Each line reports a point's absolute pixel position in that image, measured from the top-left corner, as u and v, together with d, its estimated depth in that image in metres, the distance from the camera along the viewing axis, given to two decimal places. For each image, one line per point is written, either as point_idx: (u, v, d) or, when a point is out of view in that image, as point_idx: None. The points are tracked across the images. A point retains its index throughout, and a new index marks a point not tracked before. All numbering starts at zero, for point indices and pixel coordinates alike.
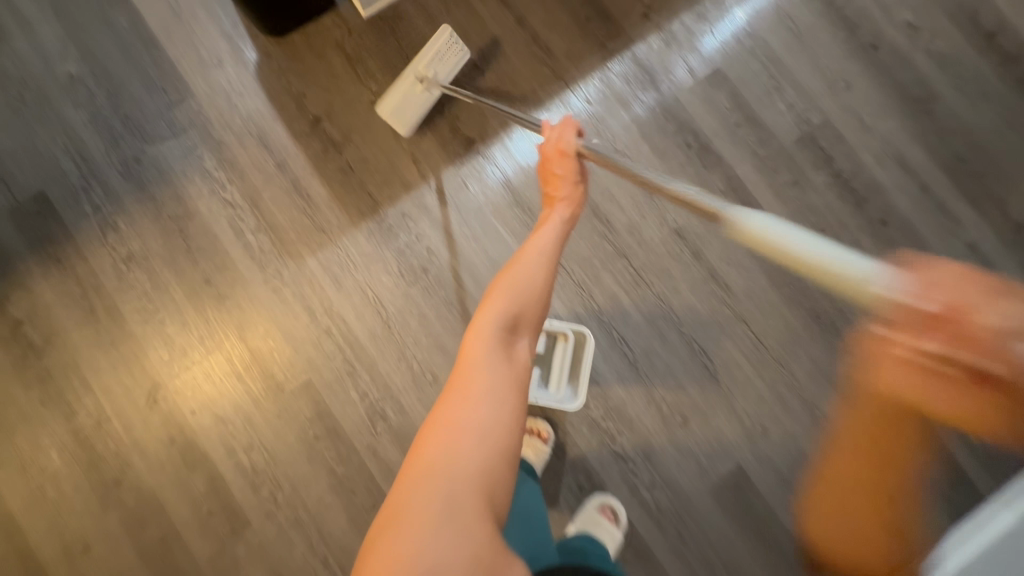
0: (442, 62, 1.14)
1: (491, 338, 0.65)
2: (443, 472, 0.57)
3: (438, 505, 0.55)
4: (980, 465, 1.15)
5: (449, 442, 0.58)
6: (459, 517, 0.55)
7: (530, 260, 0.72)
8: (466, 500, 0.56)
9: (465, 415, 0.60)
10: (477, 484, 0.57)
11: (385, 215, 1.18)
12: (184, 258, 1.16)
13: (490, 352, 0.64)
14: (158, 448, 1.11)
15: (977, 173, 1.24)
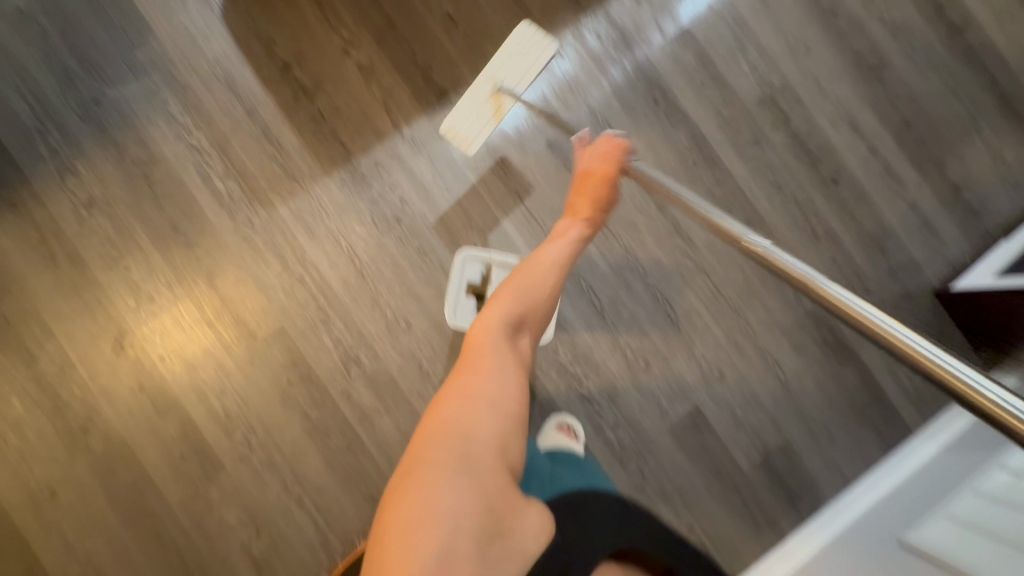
0: (520, 56, 1.13)
1: (500, 333, 0.69)
2: (458, 450, 0.60)
3: (456, 466, 0.58)
4: (912, 405, 1.26)
5: (465, 411, 0.62)
6: (476, 479, 0.58)
7: (542, 265, 0.76)
8: (482, 463, 0.59)
9: (479, 388, 0.64)
10: (491, 451, 0.61)
11: (357, 164, 1.18)
12: (148, 204, 1.14)
13: (500, 342, 0.68)
14: (127, 395, 1.10)
15: (921, 136, 1.33)
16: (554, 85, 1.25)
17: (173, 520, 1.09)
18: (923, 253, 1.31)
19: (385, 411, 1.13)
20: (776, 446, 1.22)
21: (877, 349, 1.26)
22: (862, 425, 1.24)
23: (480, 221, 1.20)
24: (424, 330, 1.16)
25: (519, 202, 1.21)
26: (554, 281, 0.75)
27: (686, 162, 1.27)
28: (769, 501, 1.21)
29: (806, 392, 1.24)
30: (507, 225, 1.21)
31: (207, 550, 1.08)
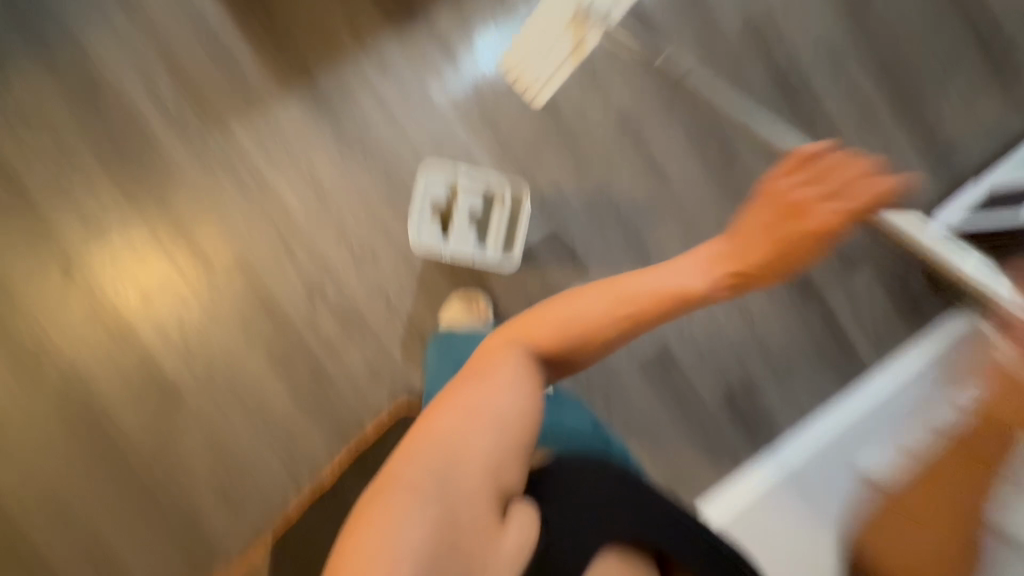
0: None
1: (518, 356, 0.59)
2: (447, 463, 0.50)
3: (431, 495, 0.48)
4: (870, 343, 1.29)
5: (455, 434, 0.52)
6: (456, 504, 0.49)
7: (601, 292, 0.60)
8: (465, 487, 0.50)
9: (480, 409, 0.54)
10: (479, 478, 0.51)
11: (320, 85, 1.11)
12: (91, 121, 1.06)
13: (520, 367, 0.58)
14: (77, 323, 1.05)
15: (898, 76, 1.31)
16: None
17: (134, 451, 1.06)
18: None
19: (352, 344, 1.11)
20: (739, 381, 1.25)
21: (841, 290, 1.29)
22: (822, 361, 1.28)
23: (450, 150, 1.15)
24: (392, 263, 1.13)
25: (491, 130, 1.16)
26: (613, 301, 0.60)
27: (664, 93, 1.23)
28: (730, 434, 1.25)
29: (770, 330, 1.26)
30: (478, 155, 1.16)
31: (171, 481, 1.07)
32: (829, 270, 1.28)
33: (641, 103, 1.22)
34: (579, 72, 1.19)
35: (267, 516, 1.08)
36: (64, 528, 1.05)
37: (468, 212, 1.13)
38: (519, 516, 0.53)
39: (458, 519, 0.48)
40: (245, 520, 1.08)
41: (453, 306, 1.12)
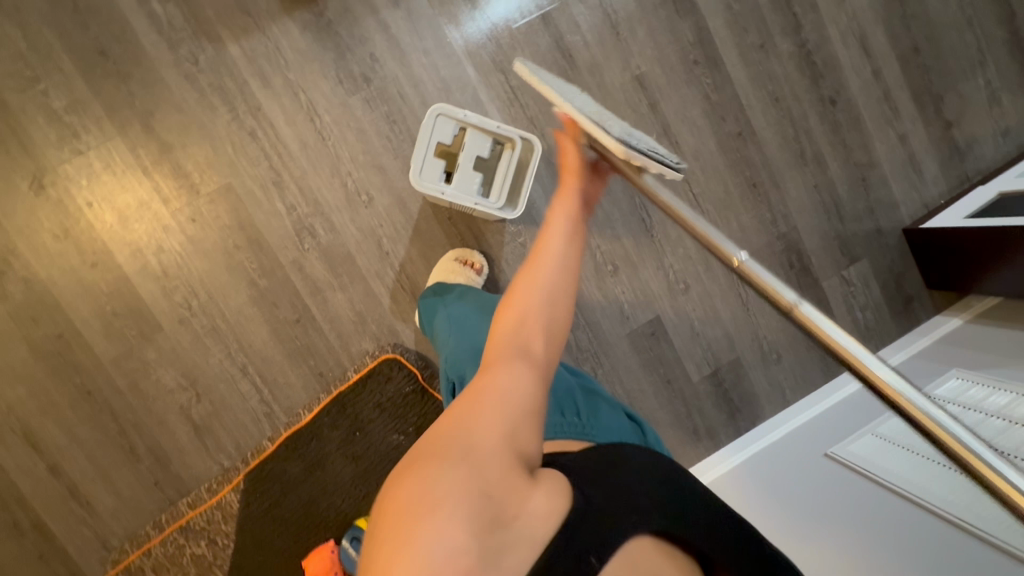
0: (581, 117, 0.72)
1: (512, 346, 0.50)
2: (469, 446, 0.43)
3: (455, 457, 0.42)
4: (859, 336, 1.30)
5: (468, 413, 0.45)
6: (484, 484, 0.42)
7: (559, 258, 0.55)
8: (488, 453, 0.43)
9: (489, 385, 0.47)
10: (502, 443, 0.44)
11: (324, 7, 1.03)
12: (69, 18, 0.97)
13: (527, 348, 0.50)
14: (48, 239, 0.99)
15: (927, 65, 1.27)
16: None
17: (105, 377, 1.03)
18: (902, 191, 1.29)
19: (340, 287, 1.07)
20: (726, 362, 1.25)
21: (838, 279, 1.28)
22: (809, 350, 1.28)
23: (458, 93, 1.09)
24: (387, 208, 1.08)
25: (504, 78, 1.10)
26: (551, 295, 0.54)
27: (687, 58, 1.17)
28: (711, 412, 1.25)
29: (763, 314, 1.25)
30: (488, 103, 1.10)
31: (142, 411, 1.04)
32: (828, 258, 1.27)
33: (661, 63, 1.16)
34: (600, 25, 1.13)
35: (239, 455, 1.06)
36: (27, 448, 1.02)
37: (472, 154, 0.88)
38: (549, 483, 0.46)
39: (485, 480, 0.42)
40: (217, 456, 1.06)
41: (445, 264, 1.08)
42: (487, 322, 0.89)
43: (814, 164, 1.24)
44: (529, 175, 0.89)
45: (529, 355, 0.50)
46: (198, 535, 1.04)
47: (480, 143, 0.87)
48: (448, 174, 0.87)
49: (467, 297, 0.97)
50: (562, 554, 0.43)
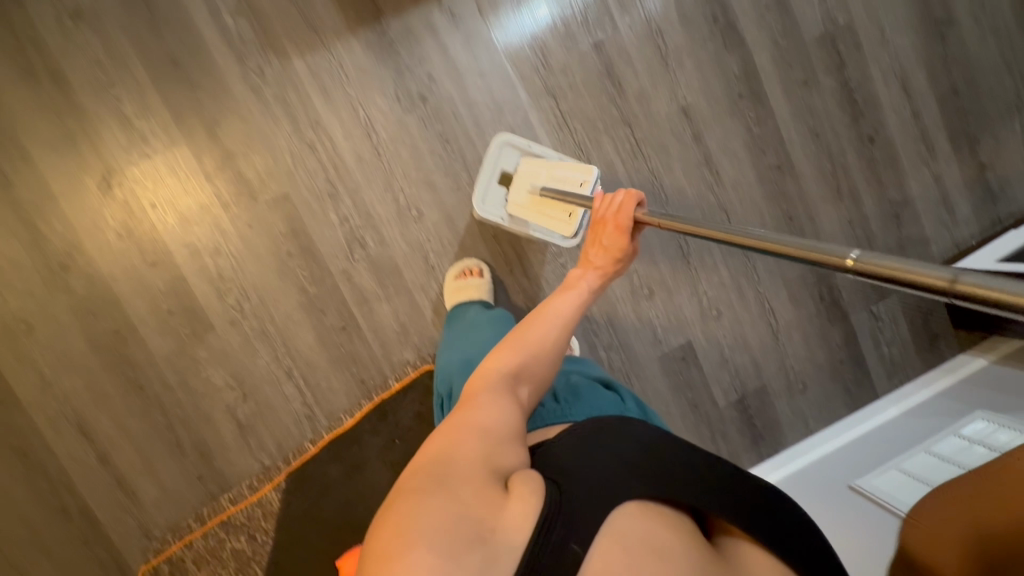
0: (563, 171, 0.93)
1: (500, 379, 0.59)
2: (446, 467, 0.49)
3: (434, 488, 0.47)
4: (882, 369, 1.33)
5: (446, 443, 0.51)
6: (459, 498, 0.46)
7: (550, 323, 0.65)
8: (463, 471, 0.48)
9: (466, 420, 0.54)
10: (478, 467, 0.49)
11: (387, 27, 1.07)
12: (146, 28, 1.01)
13: (500, 389, 0.58)
14: (112, 238, 1.03)
15: (965, 108, 1.30)
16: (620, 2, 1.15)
17: (156, 372, 1.06)
18: (934, 230, 1.32)
19: (385, 298, 1.11)
20: (753, 388, 1.27)
21: (866, 313, 1.31)
22: (834, 381, 1.31)
23: (510, 116, 1.12)
24: (435, 223, 1.11)
25: (554, 103, 1.14)
26: (538, 351, 0.63)
27: (732, 91, 1.20)
28: (735, 437, 1.27)
29: (792, 343, 1.28)
30: (538, 126, 1.13)
31: (190, 407, 1.07)
32: (857, 292, 1.30)
33: (706, 95, 1.19)
34: (650, 55, 1.16)
35: (280, 455, 1.09)
36: (79, 437, 1.04)
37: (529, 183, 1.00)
38: (526, 485, 0.48)
39: (460, 502, 0.46)
40: (259, 455, 1.09)
41: (450, 286, 1.10)
42: (480, 335, 0.93)
43: (849, 199, 1.27)
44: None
45: (503, 393, 0.58)
46: (238, 530, 1.07)
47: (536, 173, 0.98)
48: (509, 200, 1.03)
49: (466, 316, 1.02)
50: (541, 550, 0.45)
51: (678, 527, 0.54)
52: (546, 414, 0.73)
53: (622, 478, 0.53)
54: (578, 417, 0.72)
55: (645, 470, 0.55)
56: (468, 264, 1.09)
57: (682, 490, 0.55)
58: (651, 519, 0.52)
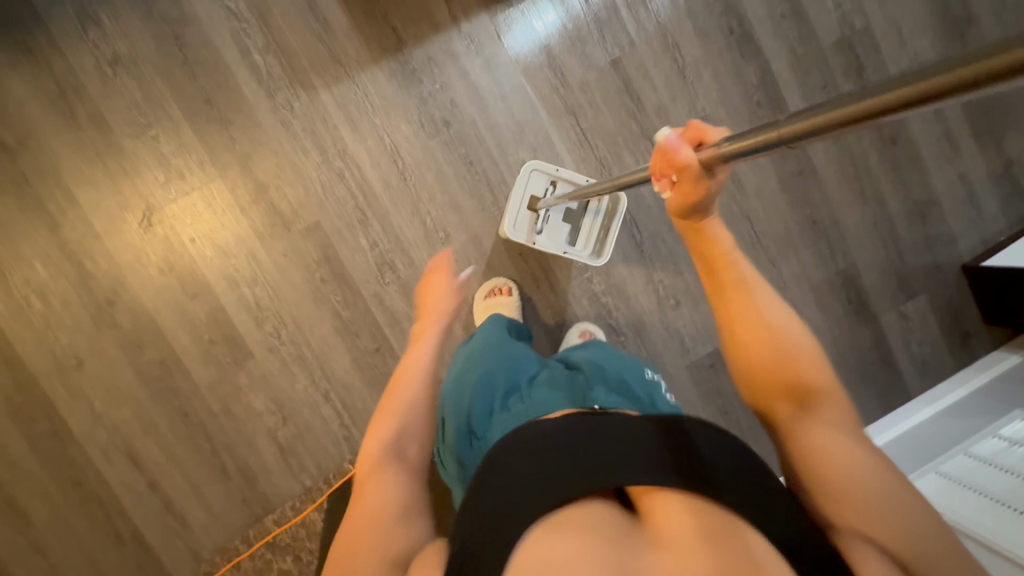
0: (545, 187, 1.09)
1: (380, 455, 0.59)
2: None
3: None
4: (914, 370, 1.31)
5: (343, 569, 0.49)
6: None
7: (414, 379, 0.67)
8: None
9: (354, 519, 0.53)
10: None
11: (409, 57, 1.10)
12: (179, 69, 1.05)
13: (382, 466, 0.58)
14: (154, 272, 1.07)
15: (989, 104, 1.29)
16: (636, 20, 1.16)
17: (200, 400, 1.09)
18: (961, 226, 1.31)
19: (416, 319, 1.13)
20: None
21: (896, 314, 1.30)
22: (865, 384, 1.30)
23: (531, 135, 1.14)
24: (462, 244, 1.14)
25: (575, 121, 1.15)
26: (412, 405, 0.65)
27: (750, 99, 1.20)
28: (767, 443, 1.27)
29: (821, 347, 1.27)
30: (559, 144, 1.15)
31: (233, 432, 1.11)
32: (886, 293, 1.29)
33: (725, 105, 1.20)
34: (667, 68, 1.18)
35: (321, 475, 1.12)
36: (129, 465, 1.08)
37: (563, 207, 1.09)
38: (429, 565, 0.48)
39: None
40: (300, 476, 1.12)
41: (479, 305, 1.12)
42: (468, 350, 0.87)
43: (873, 201, 1.27)
44: (611, 224, 1.09)
45: (389, 466, 0.58)
46: (284, 550, 1.10)
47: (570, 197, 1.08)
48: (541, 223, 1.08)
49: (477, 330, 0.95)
50: None
51: (597, 520, 0.44)
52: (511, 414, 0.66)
53: (513, 502, 0.45)
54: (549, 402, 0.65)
55: (535, 476, 0.47)
56: (497, 283, 1.12)
57: (582, 475, 0.46)
58: (557, 530, 0.43)
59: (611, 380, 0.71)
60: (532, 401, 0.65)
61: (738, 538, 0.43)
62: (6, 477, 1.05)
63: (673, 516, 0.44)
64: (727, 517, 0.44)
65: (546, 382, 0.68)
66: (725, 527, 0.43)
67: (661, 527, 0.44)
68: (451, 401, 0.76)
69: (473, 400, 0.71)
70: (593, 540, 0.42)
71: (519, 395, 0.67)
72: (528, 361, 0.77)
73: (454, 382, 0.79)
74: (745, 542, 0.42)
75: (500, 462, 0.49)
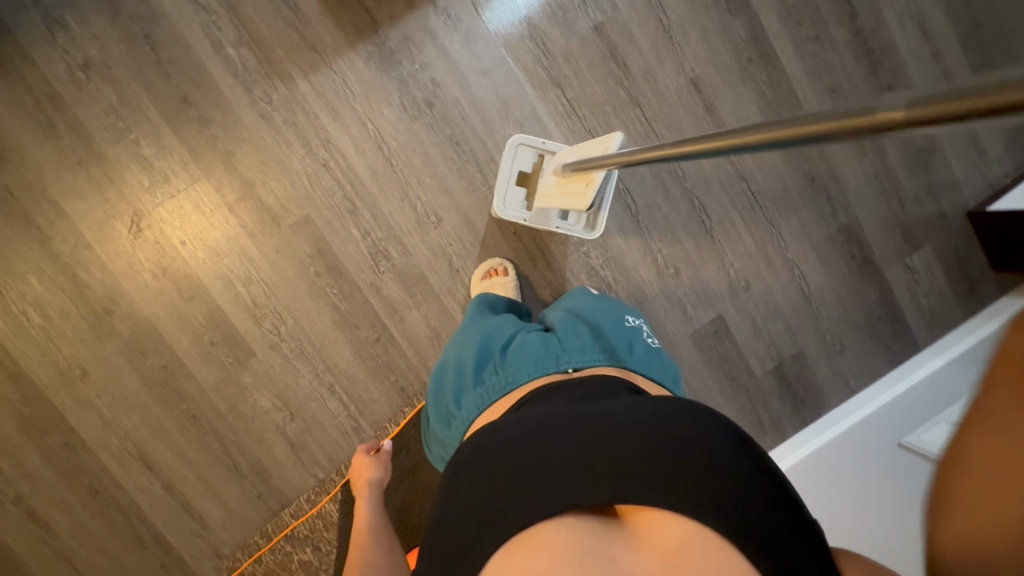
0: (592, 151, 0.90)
1: None
2: None
3: None
4: (922, 322, 1.29)
5: None
6: None
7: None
8: None
9: None
10: None
11: (386, 38, 1.07)
12: (153, 69, 1.03)
13: None
14: (148, 278, 1.06)
15: (989, 41, 1.24)
16: None
17: (206, 402, 1.10)
18: (964, 171, 1.27)
19: (415, 306, 1.13)
20: (788, 355, 1.26)
21: (901, 267, 1.27)
22: (873, 339, 1.28)
23: (517, 110, 1.12)
24: (455, 227, 1.12)
25: (560, 92, 1.13)
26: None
27: (740, 56, 1.17)
28: (776, 405, 1.27)
29: (826, 306, 1.26)
30: (546, 117, 1.13)
31: (242, 431, 1.11)
32: (890, 247, 1.26)
33: (715, 63, 1.16)
34: (652, 29, 1.14)
35: (333, 467, 1.14)
36: (144, 470, 1.10)
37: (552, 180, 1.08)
38: None
39: None
40: (312, 469, 1.13)
41: (476, 284, 1.12)
42: (460, 331, 0.88)
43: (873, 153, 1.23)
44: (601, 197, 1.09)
45: None
46: (302, 542, 1.12)
47: None
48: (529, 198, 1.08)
49: (473, 304, 0.97)
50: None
51: (558, 528, 0.47)
52: (490, 389, 0.69)
53: (479, 528, 0.49)
54: (518, 378, 0.67)
55: (501, 497, 0.50)
56: (492, 263, 1.11)
57: (543, 491, 0.49)
58: (520, 548, 0.46)
59: (584, 333, 0.73)
60: (505, 372, 0.69)
61: (698, 545, 0.45)
62: (25, 491, 1.06)
63: (639, 519, 0.48)
64: (690, 522, 0.46)
65: (518, 351, 0.71)
66: (682, 534, 0.45)
67: (632, 529, 0.47)
68: (435, 385, 0.81)
69: (451, 381, 0.75)
70: (553, 552, 0.45)
71: (492, 367, 0.71)
72: (506, 331, 0.78)
73: (441, 364, 0.83)
74: (703, 545, 0.45)
75: (470, 485, 0.53)
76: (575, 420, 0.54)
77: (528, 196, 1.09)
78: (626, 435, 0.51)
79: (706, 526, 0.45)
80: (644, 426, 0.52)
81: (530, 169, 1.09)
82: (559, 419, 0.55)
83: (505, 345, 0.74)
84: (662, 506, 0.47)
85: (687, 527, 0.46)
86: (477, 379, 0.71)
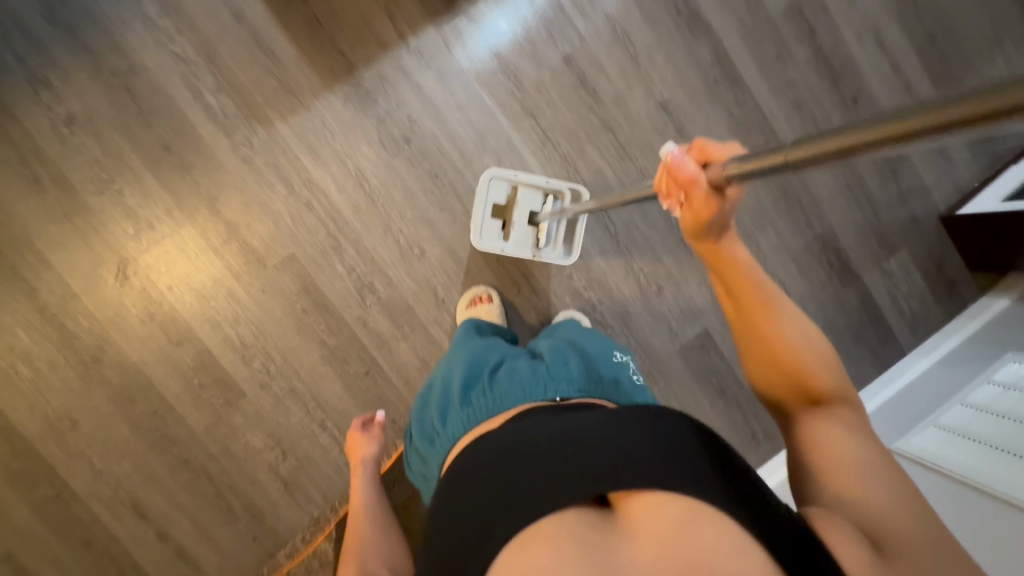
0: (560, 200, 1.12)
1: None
2: None
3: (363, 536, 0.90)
4: (904, 324, 1.31)
5: None
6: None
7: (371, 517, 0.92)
8: None
9: None
10: None
11: (361, 78, 1.11)
12: (135, 121, 1.06)
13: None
14: (137, 325, 1.07)
15: (944, 53, 1.29)
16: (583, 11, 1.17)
17: (198, 445, 1.10)
18: (933, 176, 1.31)
19: (402, 337, 1.14)
20: None
21: (879, 272, 1.30)
22: (858, 345, 1.29)
23: (493, 141, 1.15)
24: (438, 257, 1.14)
25: (534, 122, 1.16)
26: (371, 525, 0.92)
27: (706, 77, 1.21)
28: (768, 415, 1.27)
29: (809, 314, 1.27)
30: (521, 146, 1.16)
31: (236, 472, 1.11)
32: (866, 253, 1.29)
33: (682, 86, 1.20)
34: (620, 57, 1.18)
35: (327, 504, 1.13)
36: (136, 518, 1.08)
37: (527, 209, 1.11)
38: None
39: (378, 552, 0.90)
40: (307, 507, 1.13)
41: (461, 313, 1.13)
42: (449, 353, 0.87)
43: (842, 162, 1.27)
44: (574, 221, 1.13)
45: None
46: None
47: (533, 198, 1.10)
48: (506, 229, 1.11)
49: (462, 329, 0.96)
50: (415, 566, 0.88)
51: (560, 522, 0.45)
52: (478, 411, 0.68)
53: (481, 532, 0.47)
54: (506, 405, 0.67)
55: (501, 500, 0.48)
56: (476, 291, 1.13)
57: (545, 489, 0.47)
58: (524, 546, 0.44)
59: (574, 364, 0.72)
60: (493, 395, 0.68)
61: (696, 522, 0.43)
62: (17, 546, 1.05)
63: (635, 507, 0.45)
64: (685, 499, 0.44)
65: (507, 377, 0.70)
66: (680, 514, 0.43)
67: (628, 518, 0.45)
68: (421, 403, 0.80)
69: (438, 401, 0.74)
70: (557, 547, 0.43)
71: (480, 389, 0.70)
72: (495, 356, 0.77)
73: (428, 385, 0.83)
74: (704, 522, 0.43)
75: (470, 496, 0.51)
76: (570, 424, 0.53)
77: (505, 226, 1.12)
78: (618, 430, 0.49)
79: (701, 502, 0.44)
80: (637, 422, 0.50)
81: (504, 201, 1.11)
82: (554, 425, 0.54)
83: (494, 369, 0.74)
84: (656, 488, 0.45)
85: (683, 504, 0.44)
86: (465, 399, 0.70)
